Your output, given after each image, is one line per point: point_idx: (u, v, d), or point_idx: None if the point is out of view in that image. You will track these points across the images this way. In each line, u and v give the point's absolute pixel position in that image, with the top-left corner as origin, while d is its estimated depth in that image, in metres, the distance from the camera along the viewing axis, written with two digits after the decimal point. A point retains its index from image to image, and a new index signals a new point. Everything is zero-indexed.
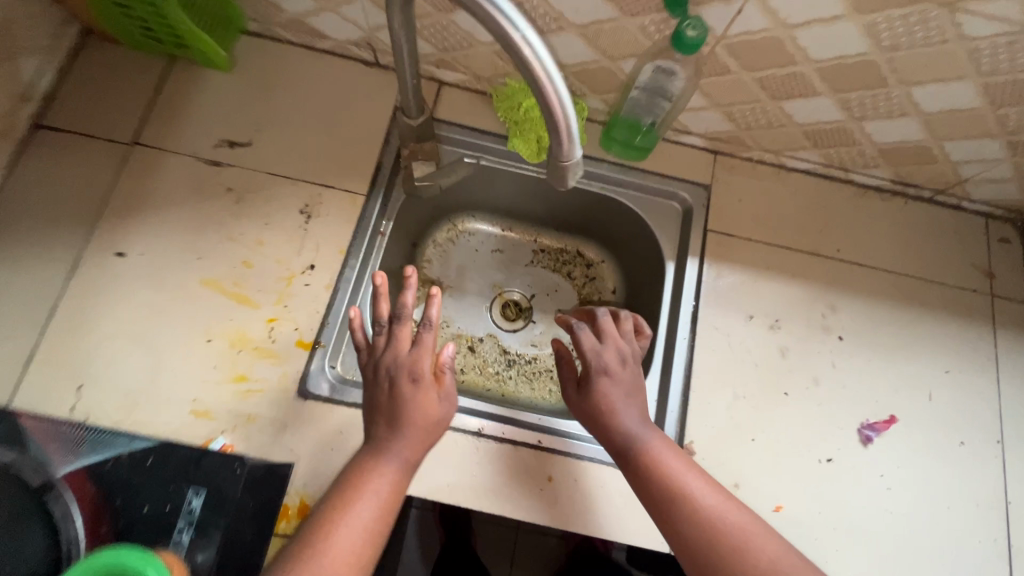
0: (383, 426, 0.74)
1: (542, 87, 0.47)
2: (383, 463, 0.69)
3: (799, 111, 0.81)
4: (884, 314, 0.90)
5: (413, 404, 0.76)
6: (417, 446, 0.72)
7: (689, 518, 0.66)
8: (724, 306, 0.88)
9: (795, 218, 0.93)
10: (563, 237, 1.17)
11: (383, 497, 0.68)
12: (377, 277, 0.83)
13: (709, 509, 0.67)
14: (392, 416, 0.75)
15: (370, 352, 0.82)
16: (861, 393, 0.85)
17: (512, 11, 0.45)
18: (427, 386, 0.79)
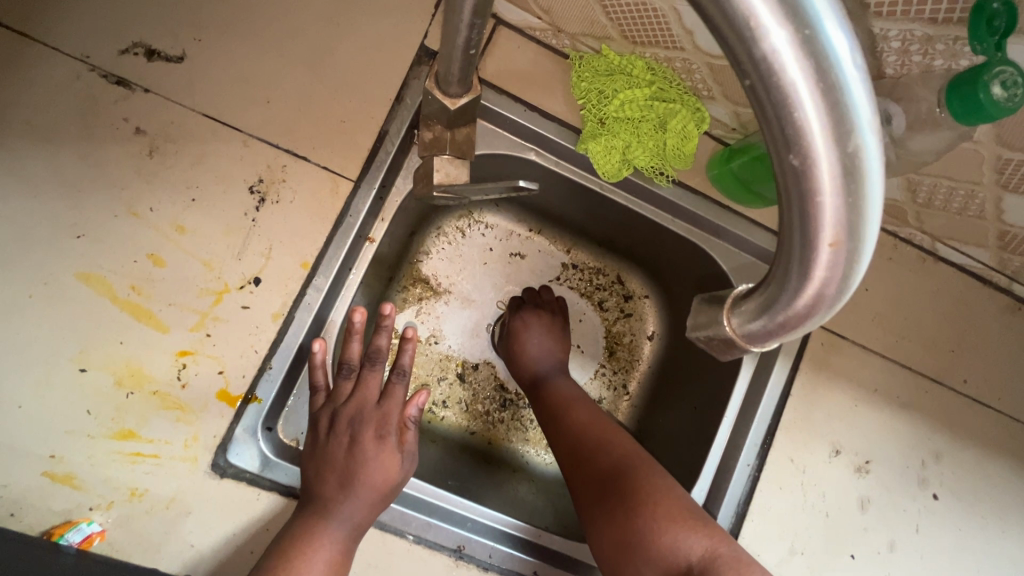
0: (333, 489, 0.55)
1: (811, 260, 0.22)
2: (333, 523, 0.53)
3: (1020, 210, 0.54)
4: (996, 474, 0.70)
5: (369, 467, 0.57)
6: (371, 507, 0.55)
7: (571, 444, 0.68)
8: (809, 431, 0.66)
9: (926, 328, 0.70)
10: (604, 256, 0.90)
11: (333, 566, 0.51)
12: (358, 314, 0.58)
13: (587, 432, 0.68)
14: (345, 478, 0.55)
15: (327, 396, 0.60)
16: (939, 572, 0.67)
17: (855, 81, 0.18)
18: (391, 447, 0.59)
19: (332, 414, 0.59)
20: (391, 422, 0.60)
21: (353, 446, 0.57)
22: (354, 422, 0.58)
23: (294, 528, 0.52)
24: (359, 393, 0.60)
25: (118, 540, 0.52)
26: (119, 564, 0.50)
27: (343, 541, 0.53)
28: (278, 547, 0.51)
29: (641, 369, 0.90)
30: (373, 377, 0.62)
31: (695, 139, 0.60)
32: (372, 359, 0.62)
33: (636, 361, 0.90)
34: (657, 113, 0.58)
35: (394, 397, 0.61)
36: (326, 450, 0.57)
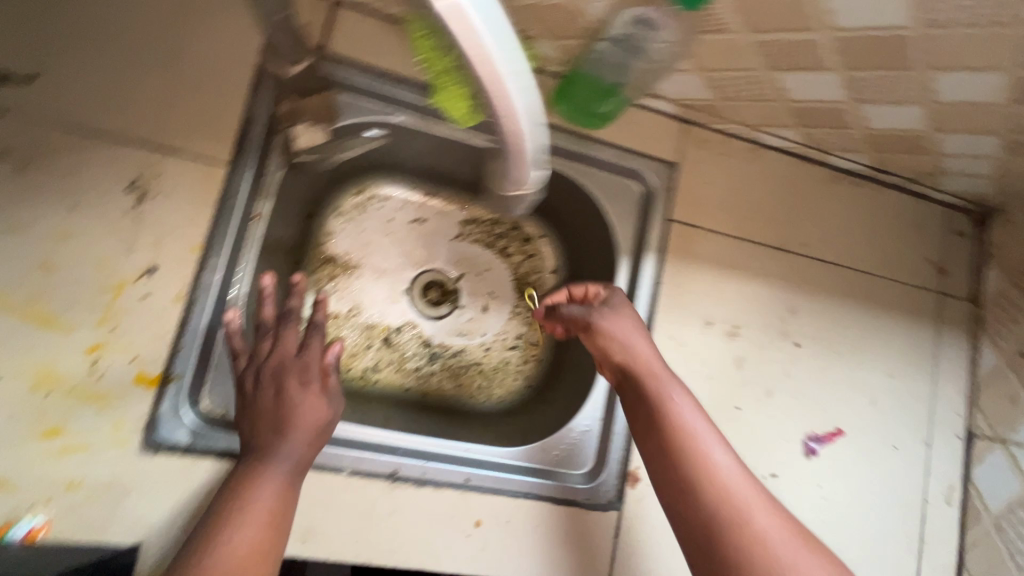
0: (269, 434, 0.59)
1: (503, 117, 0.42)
2: (274, 463, 0.57)
3: (795, 86, 0.65)
4: (843, 314, 0.84)
5: (298, 411, 0.60)
6: (309, 448, 0.60)
7: (713, 484, 0.57)
8: (683, 311, 0.77)
9: (765, 206, 0.82)
10: (498, 206, 0.98)
11: (279, 501, 0.56)
12: (265, 278, 0.65)
13: (734, 482, 0.57)
14: (277, 424, 0.59)
15: (247, 359, 0.63)
16: (811, 404, 0.80)
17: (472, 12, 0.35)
18: (317, 391, 0.63)
19: (255, 369, 0.62)
20: (313, 368, 0.64)
21: (280, 394, 0.61)
22: (278, 374, 0.62)
23: (241, 471, 0.57)
24: (278, 348, 0.64)
25: (64, 529, 0.55)
26: (70, 548, 0.54)
27: (283, 478, 0.57)
28: (229, 487, 0.56)
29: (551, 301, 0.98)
30: (290, 332, 0.65)
31: None
32: (289, 318, 0.66)
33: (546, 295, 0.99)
34: None
35: (312, 349, 0.65)
36: (257, 403, 0.60)
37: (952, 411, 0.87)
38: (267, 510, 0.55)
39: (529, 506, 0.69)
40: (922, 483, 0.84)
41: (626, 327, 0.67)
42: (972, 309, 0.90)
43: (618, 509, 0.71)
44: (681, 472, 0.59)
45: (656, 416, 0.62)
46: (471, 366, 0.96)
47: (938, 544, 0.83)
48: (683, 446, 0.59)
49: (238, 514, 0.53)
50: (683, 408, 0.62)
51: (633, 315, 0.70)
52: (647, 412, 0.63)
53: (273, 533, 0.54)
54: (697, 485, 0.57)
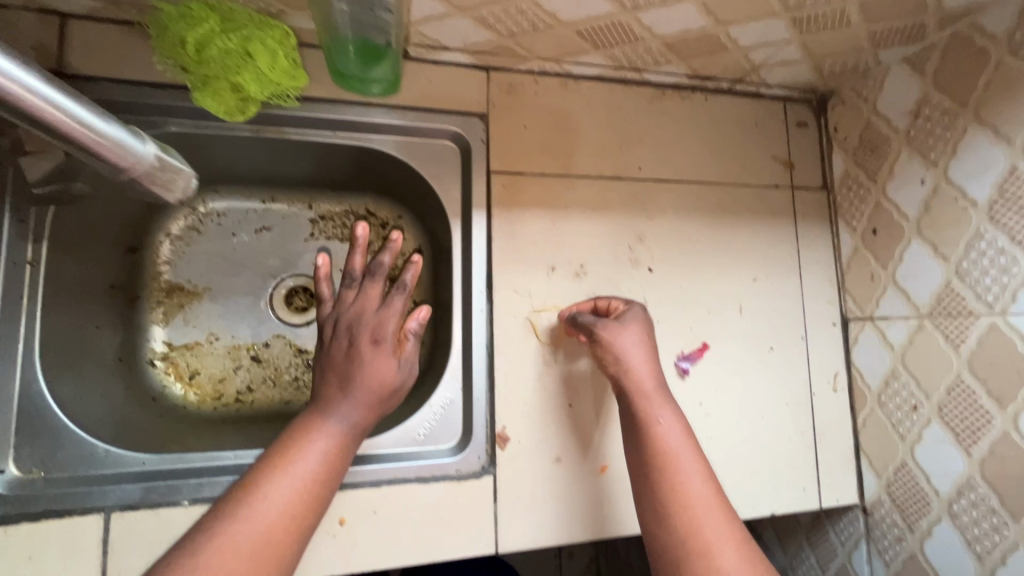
0: (334, 390, 0.61)
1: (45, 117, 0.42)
2: (331, 420, 0.59)
3: (561, 8, 0.63)
4: (694, 229, 0.82)
5: (368, 369, 0.63)
6: (371, 407, 0.61)
7: (672, 485, 0.56)
8: (522, 261, 0.74)
9: (591, 138, 0.80)
10: (345, 197, 0.95)
11: (326, 459, 0.56)
12: (359, 228, 0.67)
13: (704, 516, 0.54)
14: (344, 379, 0.62)
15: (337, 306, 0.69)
16: (677, 324, 0.79)
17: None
18: (386, 353, 0.65)
19: (337, 317, 0.68)
20: (387, 328, 0.66)
21: (349, 350, 0.64)
22: (352, 328, 0.66)
23: (299, 424, 0.59)
24: (362, 300, 0.68)
25: None
26: None
27: (340, 436, 0.58)
28: (283, 439, 0.57)
29: (422, 281, 0.96)
30: (374, 287, 0.69)
31: (287, 55, 0.65)
32: (372, 270, 0.69)
33: (416, 276, 0.96)
34: (237, 44, 0.61)
35: (391, 306, 0.67)
36: (331, 354, 0.64)
37: (824, 301, 0.87)
38: (313, 466, 0.55)
39: (396, 491, 0.67)
40: (806, 378, 0.84)
41: (626, 338, 0.66)
42: (827, 197, 0.90)
43: (492, 474, 0.70)
44: (651, 466, 0.58)
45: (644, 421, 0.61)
46: None
47: (832, 433, 0.84)
48: (665, 470, 0.57)
49: (283, 468, 0.54)
50: (671, 438, 0.59)
51: (641, 330, 0.68)
52: (636, 434, 0.61)
53: (315, 489, 0.54)
54: (661, 473, 0.57)
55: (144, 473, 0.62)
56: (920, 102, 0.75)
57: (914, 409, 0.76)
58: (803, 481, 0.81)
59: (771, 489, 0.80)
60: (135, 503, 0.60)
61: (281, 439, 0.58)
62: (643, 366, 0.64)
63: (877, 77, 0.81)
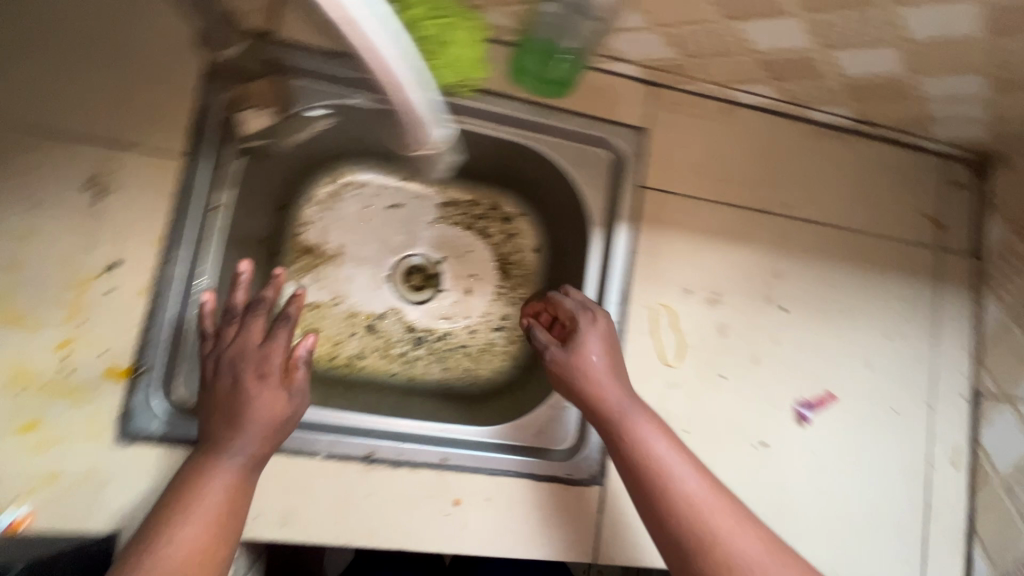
0: (221, 426, 0.59)
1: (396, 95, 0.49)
2: (225, 457, 0.58)
3: (757, 37, 0.63)
4: (834, 276, 0.80)
5: (252, 404, 0.60)
6: (263, 441, 0.60)
7: (682, 506, 0.58)
8: (659, 280, 0.74)
9: (744, 168, 0.79)
10: (475, 187, 0.97)
11: (232, 491, 0.57)
12: (242, 266, 0.65)
13: (709, 503, 0.58)
14: (230, 417, 0.59)
15: (213, 341, 0.64)
16: (803, 369, 0.77)
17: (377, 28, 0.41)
18: (274, 385, 0.62)
19: (219, 355, 0.63)
20: (274, 361, 0.63)
21: (235, 384, 0.61)
22: (235, 362, 0.62)
23: (186, 469, 0.58)
24: (240, 337, 0.64)
25: (47, 519, 0.57)
26: (52, 537, 0.56)
27: (238, 472, 0.58)
28: (183, 477, 0.57)
29: (535, 280, 0.97)
30: (257, 322, 0.65)
31: (478, 48, 0.67)
32: (255, 307, 0.66)
33: (529, 274, 0.97)
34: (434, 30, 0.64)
35: (277, 339, 0.64)
36: (216, 392, 0.61)
37: (956, 372, 0.83)
38: (218, 497, 0.56)
39: (511, 484, 0.68)
40: (927, 448, 0.80)
41: (591, 347, 0.67)
42: (976, 264, 0.85)
43: (602, 485, 0.70)
44: (649, 501, 0.59)
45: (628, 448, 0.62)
46: (456, 349, 0.95)
47: (946, 511, 0.80)
48: (665, 488, 0.59)
49: (185, 515, 0.54)
50: (653, 445, 0.61)
51: (606, 332, 0.69)
52: (618, 453, 0.63)
53: (225, 520, 0.56)
54: (665, 511, 0.58)
55: None
56: None
57: None
58: (910, 554, 0.78)
59: (874, 556, 0.77)
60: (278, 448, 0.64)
61: (176, 484, 0.57)
62: (609, 380, 0.65)
63: None
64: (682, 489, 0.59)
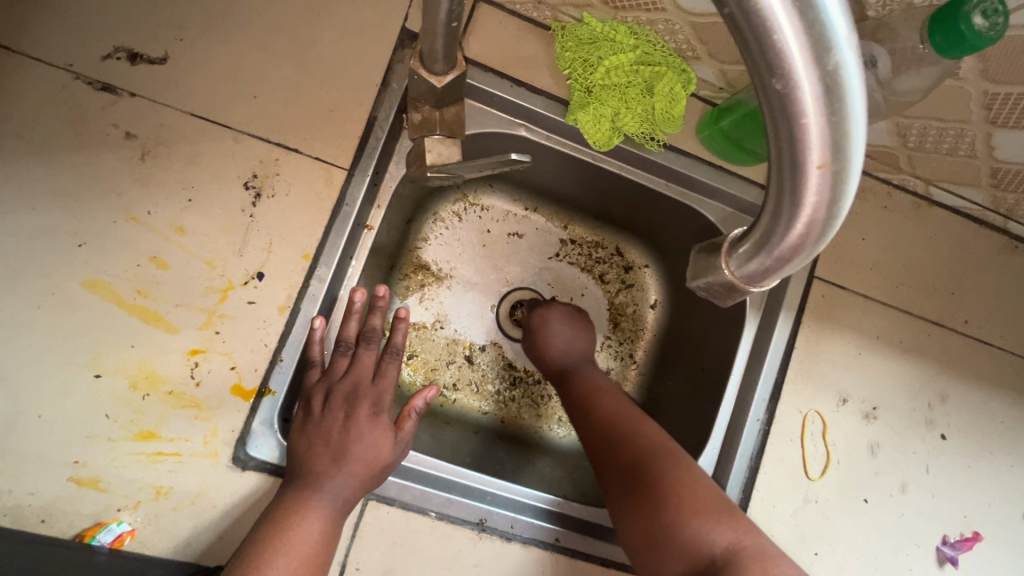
0: (325, 465, 0.54)
1: (804, 177, 0.24)
2: (322, 495, 0.53)
3: (1009, 145, 0.55)
4: (1002, 408, 0.71)
5: (359, 442, 0.56)
6: (362, 484, 0.55)
7: (601, 429, 0.63)
8: (814, 382, 0.67)
9: (926, 273, 0.70)
10: (602, 228, 0.91)
11: (323, 537, 0.52)
12: (359, 294, 0.61)
13: (624, 417, 0.63)
14: (335, 454, 0.55)
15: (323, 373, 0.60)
16: (952, 506, 0.69)
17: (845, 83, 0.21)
18: (385, 427, 0.58)
19: (329, 386, 0.59)
20: (386, 399, 0.60)
21: (347, 423, 0.57)
22: (349, 398, 0.58)
23: (279, 503, 0.52)
24: (355, 370, 0.61)
25: (148, 538, 0.53)
26: (152, 560, 0.51)
27: (332, 514, 0.53)
28: (275, 510, 0.52)
29: (646, 339, 0.90)
30: (368, 355, 0.62)
31: (681, 103, 0.60)
32: (367, 336, 0.62)
33: (641, 331, 0.91)
34: (644, 77, 0.58)
35: (388, 375, 0.62)
36: (321, 424, 0.57)
37: None
38: (310, 542, 0.51)
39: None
40: None
41: (543, 322, 0.75)
42: None
43: None
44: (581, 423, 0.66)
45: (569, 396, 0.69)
46: (553, 397, 0.89)
47: None
48: (585, 416, 0.65)
49: (279, 548, 0.49)
50: (589, 378, 0.69)
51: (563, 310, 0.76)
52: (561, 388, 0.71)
53: (312, 568, 0.50)
54: (586, 427, 0.65)
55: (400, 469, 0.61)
56: None
57: None
58: None
59: None
60: (390, 497, 0.58)
61: (264, 519, 0.52)
62: (559, 344, 0.74)
63: None
64: (603, 415, 0.64)
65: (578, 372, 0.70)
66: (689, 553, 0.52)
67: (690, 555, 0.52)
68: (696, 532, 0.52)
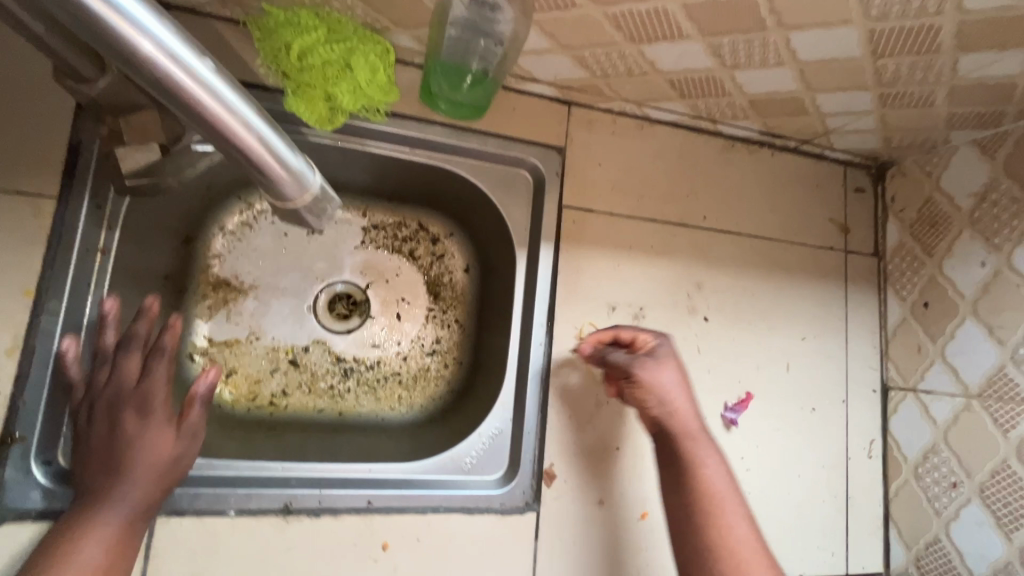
0: (101, 479, 0.53)
1: (225, 126, 0.40)
2: (106, 510, 0.51)
3: (661, 58, 0.64)
4: (751, 282, 0.83)
5: (135, 447, 0.54)
6: (153, 488, 0.54)
7: (720, 546, 0.57)
8: (585, 299, 0.74)
9: (661, 183, 0.80)
10: (399, 208, 0.95)
11: (112, 552, 0.50)
12: (108, 303, 0.58)
13: (743, 537, 0.57)
14: (108, 468, 0.53)
15: (83, 389, 0.56)
16: (727, 375, 0.79)
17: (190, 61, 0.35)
18: (162, 424, 0.56)
19: (91, 400, 0.56)
20: (157, 399, 0.57)
21: (115, 432, 0.54)
22: (110, 407, 0.55)
23: (61, 527, 0.51)
24: (115, 377, 0.57)
25: None
26: None
27: (122, 524, 0.52)
28: (53, 540, 0.50)
29: (466, 301, 0.95)
30: (130, 359, 0.58)
31: (385, 70, 0.64)
32: (125, 342, 0.58)
33: (459, 295, 0.95)
34: (339, 53, 0.61)
35: (156, 373, 0.58)
36: (89, 443, 0.54)
37: (867, 366, 0.87)
38: (97, 560, 0.49)
39: (443, 521, 0.65)
40: (843, 442, 0.84)
41: (667, 380, 0.64)
42: (877, 264, 0.91)
43: (536, 511, 0.68)
44: (697, 527, 0.58)
45: (683, 480, 0.61)
46: (389, 378, 0.92)
47: (863, 499, 0.84)
48: (706, 508, 0.59)
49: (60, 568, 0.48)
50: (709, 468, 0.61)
51: (676, 366, 0.66)
52: (671, 457, 0.63)
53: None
54: (708, 535, 0.57)
55: (191, 477, 0.60)
56: (988, 187, 0.77)
57: (953, 486, 0.77)
58: (831, 543, 0.81)
59: (800, 550, 0.80)
60: (182, 509, 0.58)
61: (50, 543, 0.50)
62: (680, 406, 0.63)
63: (943, 155, 0.83)
64: (725, 534, 0.57)
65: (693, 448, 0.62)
66: None
67: None
68: None
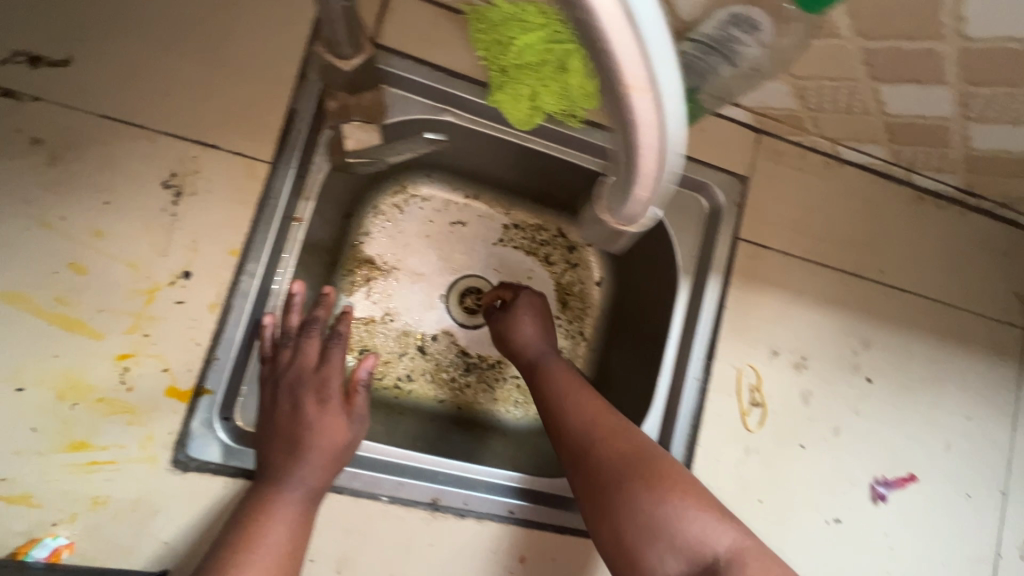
0: (284, 458, 0.54)
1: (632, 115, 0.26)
2: (287, 489, 0.53)
3: (894, 101, 0.59)
4: (921, 347, 0.76)
5: (316, 430, 0.56)
6: (327, 471, 0.55)
7: (580, 436, 0.60)
8: (747, 339, 0.71)
9: (842, 229, 0.75)
10: (542, 211, 0.93)
11: (295, 530, 0.52)
12: (298, 286, 0.61)
13: (598, 424, 0.61)
14: (292, 445, 0.55)
15: (270, 364, 0.60)
16: (881, 443, 0.74)
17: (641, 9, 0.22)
18: (337, 410, 0.59)
19: (276, 378, 0.59)
20: (333, 384, 0.60)
21: (296, 412, 0.57)
22: (296, 388, 0.58)
23: (247, 504, 0.52)
24: (298, 359, 0.60)
25: (87, 550, 0.52)
26: (95, 570, 0.50)
27: (300, 506, 0.53)
28: (240, 518, 0.51)
29: (594, 315, 0.93)
30: (312, 343, 0.61)
31: None
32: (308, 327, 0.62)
33: (589, 308, 0.93)
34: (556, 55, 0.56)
35: (334, 361, 0.61)
36: (272, 418, 0.57)
37: None
38: (284, 538, 0.50)
39: (578, 543, 0.64)
40: (996, 537, 0.77)
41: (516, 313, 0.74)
42: None
43: None
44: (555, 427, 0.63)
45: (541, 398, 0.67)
46: (508, 379, 0.91)
47: None
48: (562, 410, 0.63)
49: (249, 549, 0.49)
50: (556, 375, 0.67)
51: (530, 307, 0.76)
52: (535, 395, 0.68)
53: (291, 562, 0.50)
54: (567, 431, 0.62)
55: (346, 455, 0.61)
56: None
57: None
58: None
59: None
60: (340, 486, 0.58)
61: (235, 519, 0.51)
62: (526, 335, 0.73)
63: None
64: (580, 425, 0.61)
65: (544, 364, 0.70)
66: (684, 547, 0.51)
67: (684, 547, 0.51)
68: (686, 535, 0.51)
